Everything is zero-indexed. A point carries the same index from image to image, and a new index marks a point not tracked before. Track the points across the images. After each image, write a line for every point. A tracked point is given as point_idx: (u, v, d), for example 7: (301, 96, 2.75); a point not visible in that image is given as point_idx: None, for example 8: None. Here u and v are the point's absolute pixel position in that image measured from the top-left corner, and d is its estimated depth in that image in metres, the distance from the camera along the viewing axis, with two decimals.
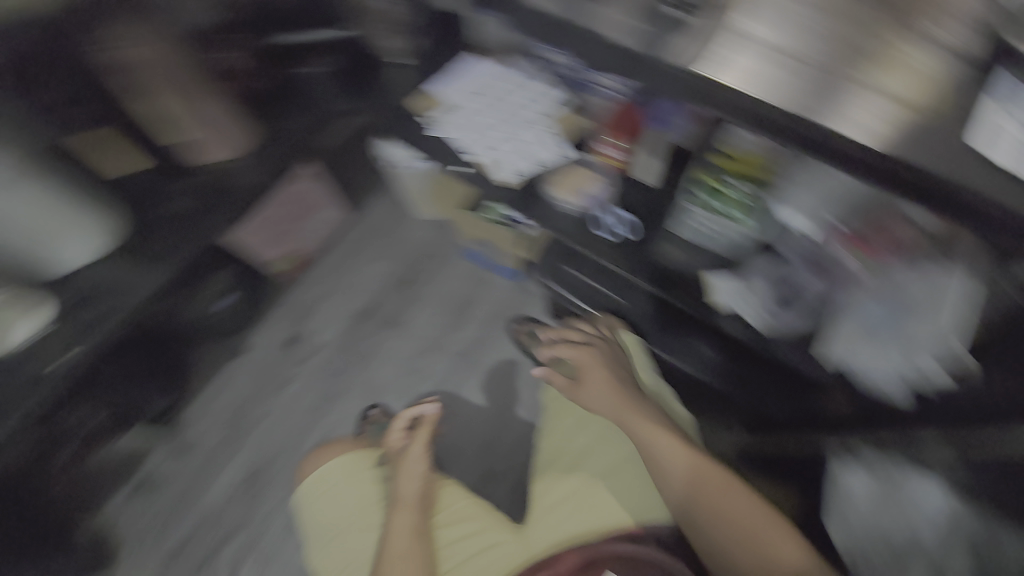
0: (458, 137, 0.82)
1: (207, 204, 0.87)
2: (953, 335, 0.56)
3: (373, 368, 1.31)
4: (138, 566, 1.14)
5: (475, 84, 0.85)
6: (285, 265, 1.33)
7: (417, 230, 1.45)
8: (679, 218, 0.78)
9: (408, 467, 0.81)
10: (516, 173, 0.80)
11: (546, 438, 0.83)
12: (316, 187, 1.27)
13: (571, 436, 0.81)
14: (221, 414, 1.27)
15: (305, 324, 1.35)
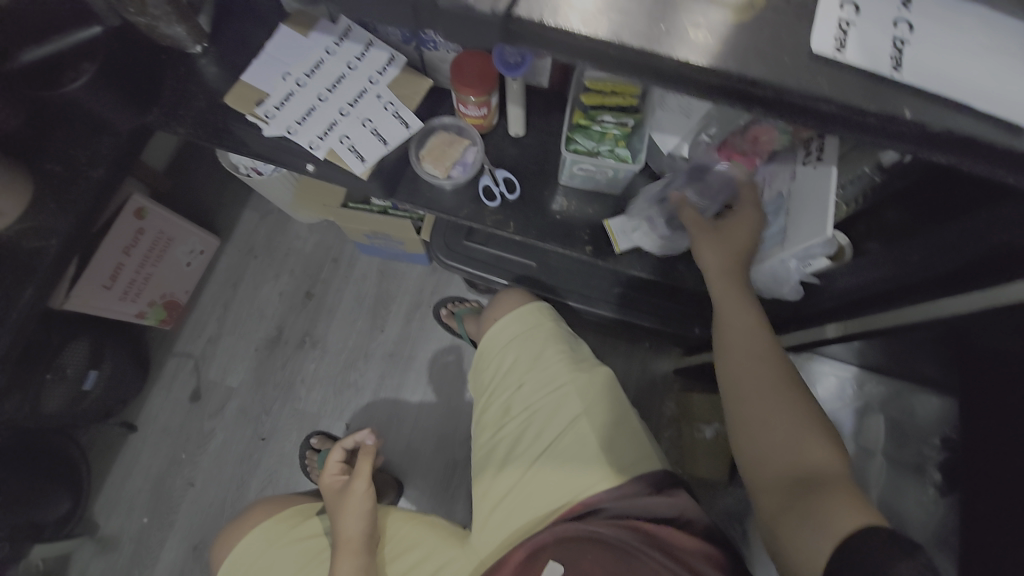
0: (297, 130, 0.66)
1: None
2: (825, 223, 0.55)
3: (299, 396, 1.20)
4: None
5: (286, 61, 0.67)
6: (160, 314, 1.16)
7: (305, 236, 1.30)
8: (564, 170, 0.73)
9: (352, 498, 0.74)
10: (361, 161, 0.67)
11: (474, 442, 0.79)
12: (161, 219, 1.09)
13: (497, 431, 0.77)
14: (139, 495, 1.12)
15: (207, 371, 1.20)
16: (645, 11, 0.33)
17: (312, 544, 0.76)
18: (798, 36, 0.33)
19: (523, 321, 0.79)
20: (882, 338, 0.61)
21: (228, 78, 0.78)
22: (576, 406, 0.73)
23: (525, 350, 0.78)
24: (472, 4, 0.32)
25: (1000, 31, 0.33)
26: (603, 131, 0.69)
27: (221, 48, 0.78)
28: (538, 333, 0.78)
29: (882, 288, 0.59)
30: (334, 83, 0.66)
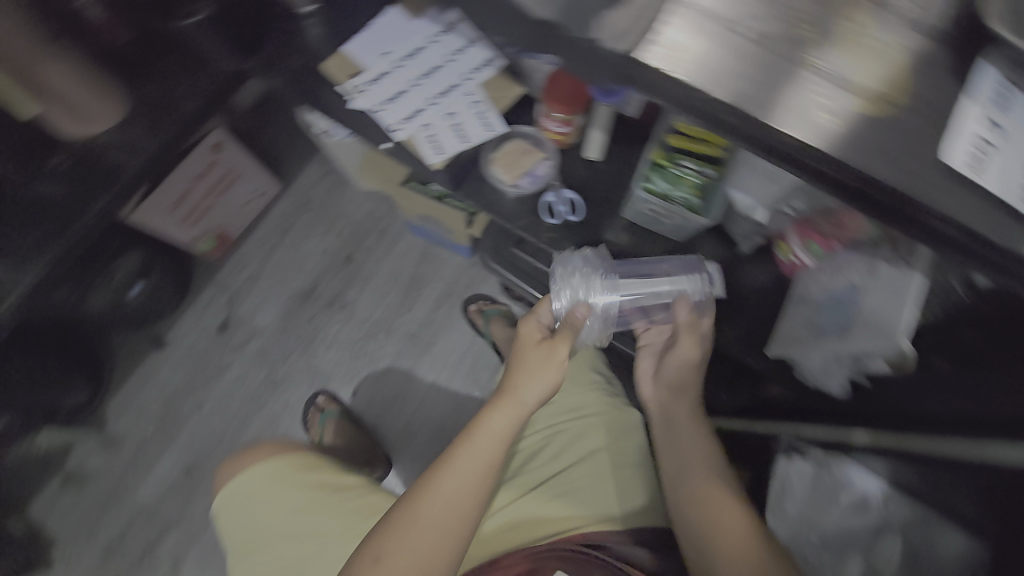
0: (383, 108, 0.67)
1: (88, 182, 0.74)
2: (899, 335, 0.52)
3: (316, 353, 1.23)
4: (72, 566, 1.08)
5: (388, 40, 0.68)
6: (211, 243, 1.21)
7: (359, 202, 1.33)
8: (630, 204, 0.71)
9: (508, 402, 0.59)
10: (436, 151, 0.67)
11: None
12: (234, 155, 1.12)
13: (517, 442, 0.80)
14: (150, 406, 1.18)
15: (239, 306, 1.25)
16: (772, 83, 0.32)
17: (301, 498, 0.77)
18: (929, 144, 0.31)
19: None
20: (930, 466, 0.56)
21: (328, 41, 0.81)
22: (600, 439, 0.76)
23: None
24: (599, 41, 0.32)
25: None
26: (681, 176, 0.67)
27: (329, 11, 0.80)
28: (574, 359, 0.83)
29: (943, 413, 0.55)
30: (429, 71, 0.67)
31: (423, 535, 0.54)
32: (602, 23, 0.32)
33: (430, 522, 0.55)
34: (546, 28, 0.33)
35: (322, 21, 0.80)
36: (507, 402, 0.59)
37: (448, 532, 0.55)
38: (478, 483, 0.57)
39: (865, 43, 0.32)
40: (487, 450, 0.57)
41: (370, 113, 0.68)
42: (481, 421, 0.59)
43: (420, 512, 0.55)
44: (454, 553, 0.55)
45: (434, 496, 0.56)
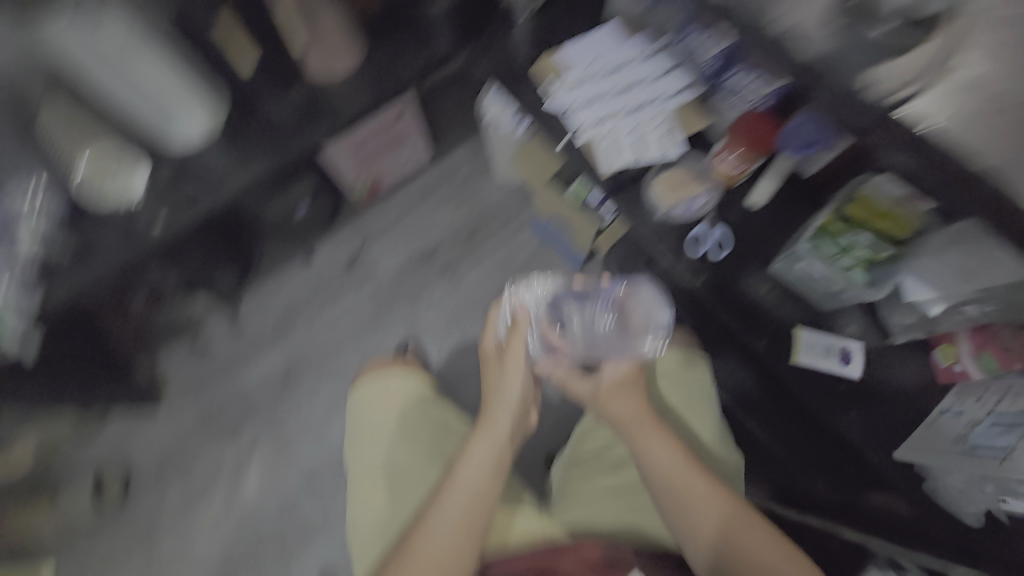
0: (578, 109, 0.73)
1: (313, 111, 0.88)
2: None
3: (418, 310, 1.33)
4: (178, 417, 1.27)
5: (600, 50, 0.74)
6: (365, 188, 1.36)
7: (494, 189, 1.42)
8: (785, 259, 0.70)
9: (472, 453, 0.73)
10: (614, 158, 0.72)
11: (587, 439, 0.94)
12: (411, 120, 1.26)
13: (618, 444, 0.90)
14: (274, 309, 1.34)
15: (368, 249, 1.39)
16: None
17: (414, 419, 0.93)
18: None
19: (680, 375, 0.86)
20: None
21: (535, 41, 0.89)
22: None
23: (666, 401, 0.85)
24: None
25: None
26: (850, 247, 0.64)
27: (544, 17, 0.89)
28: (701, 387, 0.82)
29: None
30: (628, 86, 0.72)
31: (436, 559, 0.67)
32: None
33: (439, 543, 0.68)
34: None
35: (535, 23, 0.89)
36: (485, 431, 0.75)
37: (459, 549, 0.68)
38: (474, 510, 0.70)
39: None
40: (480, 474, 0.72)
41: (562, 109, 0.75)
42: (466, 453, 0.74)
43: (428, 533, 0.69)
44: (468, 562, 0.69)
45: (426, 533, 0.69)
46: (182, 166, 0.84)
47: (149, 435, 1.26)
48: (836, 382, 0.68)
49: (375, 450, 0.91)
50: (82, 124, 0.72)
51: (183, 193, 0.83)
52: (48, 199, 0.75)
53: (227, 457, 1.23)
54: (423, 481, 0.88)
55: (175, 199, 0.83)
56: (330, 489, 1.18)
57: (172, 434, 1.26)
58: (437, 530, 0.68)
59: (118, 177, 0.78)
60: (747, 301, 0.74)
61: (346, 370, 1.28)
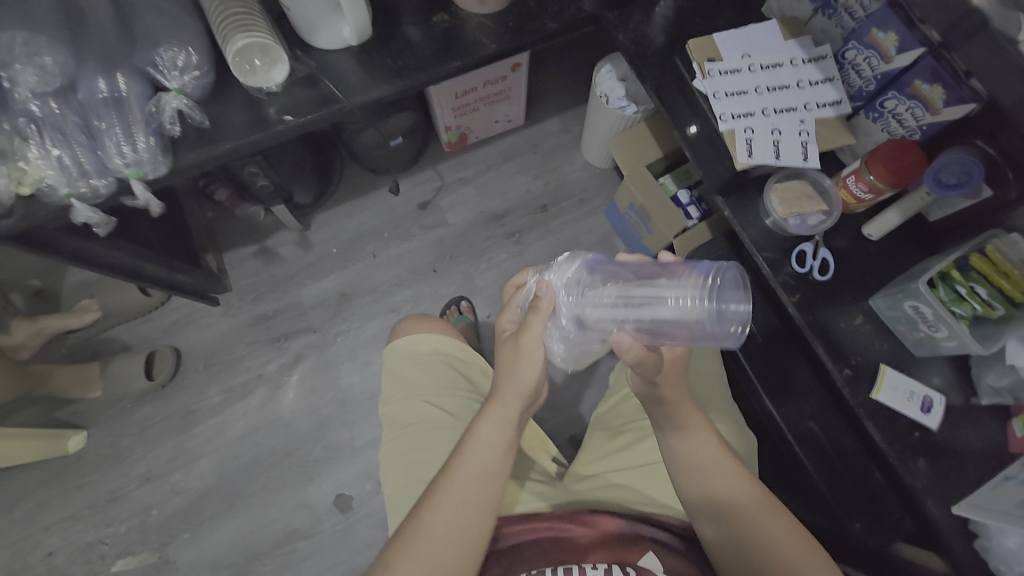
0: (721, 97, 0.72)
1: (448, 46, 0.90)
2: None
3: (477, 266, 1.36)
4: (232, 313, 1.32)
5: (754, 47, 0.74)
6: (453, 137, 1.38)
7: (576, 168, 1.42)
8: (891, 295, 0.69)
9: (476, 437, 0.66)
10: (748, 153, 0.70)
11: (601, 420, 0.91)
12: (519, 79, 1.27)
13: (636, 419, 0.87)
14: (342, 233, 1.38)
15: (442, 197, 1.41)
16: None
17: (449, 378, 0.93)
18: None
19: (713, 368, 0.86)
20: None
21: (679, 24, 0.88)
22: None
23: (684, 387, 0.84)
24: None
25: None
26: (965, 297, 0.64)
27: (694, 2, 0.88)
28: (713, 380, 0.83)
29: None
30: (777, 87, 0.72)
31: (439, 534, 0.60)
32: None
33: (450, 525, 0.61)
34: None
35: (683, 7, 0.88)
36: (494, 406, 0.67)
37: (471, 530, 0.61)
38: (479, 490, 0.63)
39: None
40: (486, 452, 0.65)
41: (705, 96, 0.73)
42: (472, 431, 0.67)
43: (436, 506, 0.62)
44: (480, 543, 0.61)
45: (429, 515, 0.61)
46: (317, 68, 0.86)
47: (202, 323, 1.31)
48: (912, 428, 0.68)
49: (408, 406, 0.90)
50: (245, 11, 0.78)
51: (314, 93, 0.86)
52: (194, 70, 0.79)
53: (272, 361, 1.28)
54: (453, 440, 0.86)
55: (304, 97, 0.85)
56: (361, 413, 1.23)
57: (224, 327, 1.31)
58: (442, 503, 0.62)
59: (261, 64, 0.81)
60: (838, 331, 0.72)
61: (397, 308, 1.32)
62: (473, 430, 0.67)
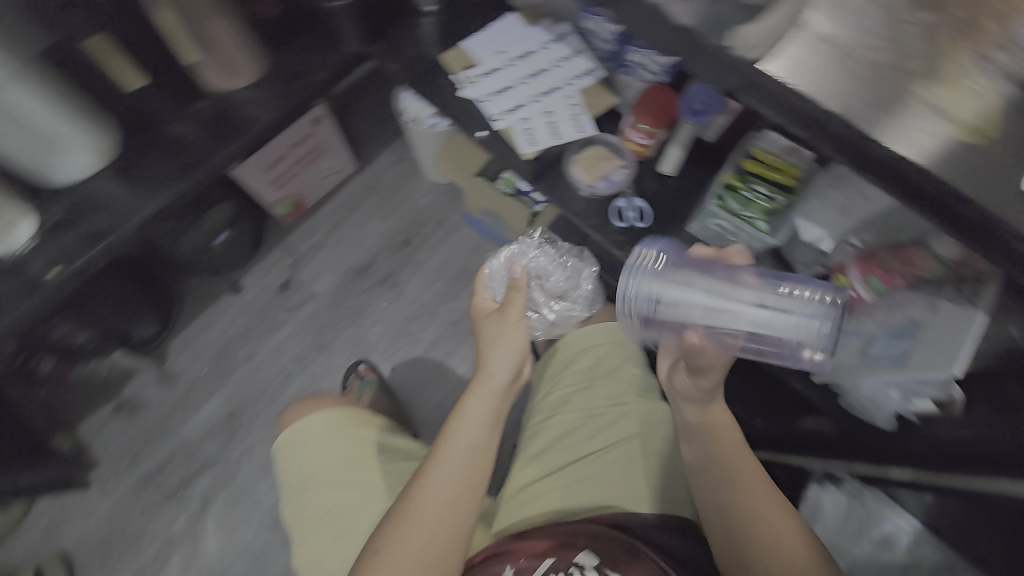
0: (489, 99, 0.74)
1: (218, 130, 0.83)
2: (956, 362, 0.54)
3: (363, 325, 1.30)
4: (111, 488, 1.15)
5: (504, 43, 0.76)
6: (287, 208, 1.30)
7: (423, 192, 1.41)
8: (699, 219, 0.77)
9: (461, 415, 0.64)
10: (529, 143, 0.73)
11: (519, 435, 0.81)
12: (327, 131, 1.23)
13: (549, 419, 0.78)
14: (207, 350, 1.26)
15: (301, 270, 1.34)
16: (881, 104, 0.36)
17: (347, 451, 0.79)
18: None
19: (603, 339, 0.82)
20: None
21: (444, 36, 0.90)
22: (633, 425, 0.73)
23: (589, 370, 0.79)
24: (731, 48, 0.37)
25: None
26: (751, 199, 0.72)
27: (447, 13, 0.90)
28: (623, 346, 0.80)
29: (995, 453, 0.56)
30: (536, 72, 0.74)
31: (437, 513, 0.59)
32: (738, 34, 0.37)
33: (440, 503, 0.60)
34: (688, 34, 0.38)
35: (440, 20, 0.90)
36: (479, 383, 0.65)
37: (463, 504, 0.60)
38: (473, 462, 0.62)
39: (966, 85, 0.37)
40: (474, 431, 0.63)
41: (476, 102, 0.76)
42: (459, 409, 0.64)
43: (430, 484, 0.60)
44: (467, 520, 0.61)
45: (416, 508, 0.59)
46: (75, 202, 0.77)
47: (79, 514, 1.13)
48: None
49: (309, 505, 0.77)
50: None
51: (78, 233, 0.75)
52: None
53: (178, 518, 1.13)
54: (371, 515, 0.75)
55: (69, 241, 0.75)
56: None
57: (108, 507, 1.14)
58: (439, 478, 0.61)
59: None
60: None
61: (295, 401, 1.23)
62: (460, 410, 0.64)
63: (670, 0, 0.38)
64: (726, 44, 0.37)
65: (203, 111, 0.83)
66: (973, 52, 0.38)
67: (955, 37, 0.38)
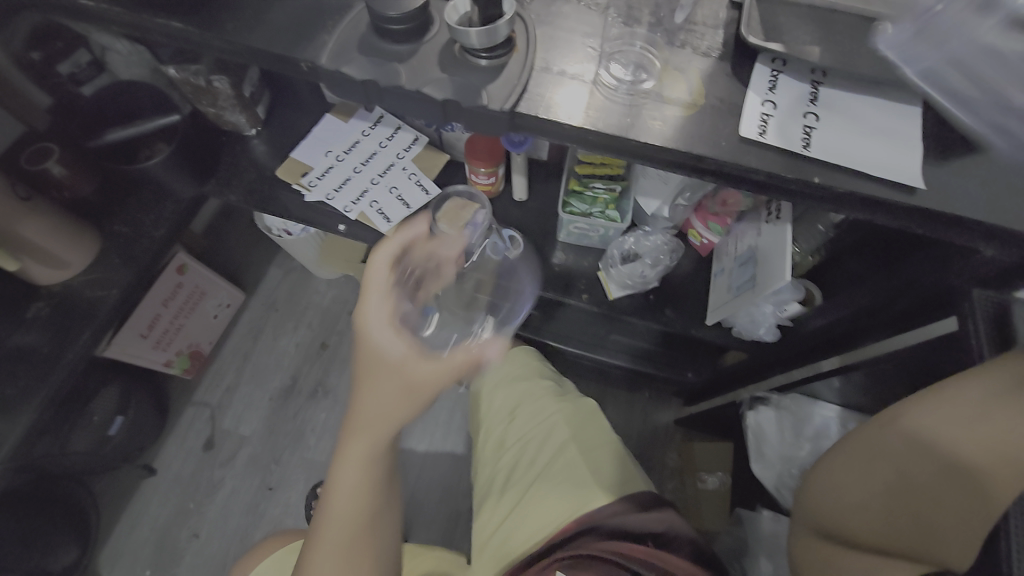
0: (333, 197, 0.77)
1: (66, 321, 0.78)
2: (784, 270, 0.62)
3: (308, 446, 1.23)
4: None
5: (328, 142, 0.80)
6: (185, 362, 1.22)
7: (323, 291, 1.39)
8: (562, 228, 0.83)
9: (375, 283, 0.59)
10: (386, 221, 0.78)
11: (477, 481, 0.84)
12: (198, 274, 1.18)
13: (496, 463, 0.82)
14: (142, 550, 1.14)
15: (221, 420, 1.25)
16: (612, 110, 0.45)
17: None
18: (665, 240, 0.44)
19: (513, 369, 0.89)
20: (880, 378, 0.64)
21: (277, 150, 0.92)
22: (565, 433, 0.79)
23: (513, 398, 0.85)
24: (487, 106, 0.44)
25: (877, 126, 0.44)
26: (595, 196, 0.79)
27: (273, 129, 0.92)
28: (530, 369, 0.89)
29: (853, 326, 0.66)
30: (367, 158, 0.79)
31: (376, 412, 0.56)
32: (486, 93, 0.44)
33: (347, 495, 0.60)
34: (448, 105, 0.44)
35: (268, 137, 0.92)
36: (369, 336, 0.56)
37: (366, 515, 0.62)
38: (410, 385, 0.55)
39: (674, 71, 0.47)
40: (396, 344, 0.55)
41: (324, 202, 0.79)
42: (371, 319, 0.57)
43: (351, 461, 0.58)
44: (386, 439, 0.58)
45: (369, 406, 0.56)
46: None
47: None
48: (647, 293, 0.82)
49: None
50: None
51: None
52: None
53: None
54: None
55: None
56: None
57: None
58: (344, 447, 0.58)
59: None
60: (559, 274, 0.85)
61: None
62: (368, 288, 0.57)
63: (421, 83, 0.44)
64: (481, 103, 0.44)
65: (41, 311, 0.78)
66: (669, 46, 0.48)
67: (651, 38, 0.48)
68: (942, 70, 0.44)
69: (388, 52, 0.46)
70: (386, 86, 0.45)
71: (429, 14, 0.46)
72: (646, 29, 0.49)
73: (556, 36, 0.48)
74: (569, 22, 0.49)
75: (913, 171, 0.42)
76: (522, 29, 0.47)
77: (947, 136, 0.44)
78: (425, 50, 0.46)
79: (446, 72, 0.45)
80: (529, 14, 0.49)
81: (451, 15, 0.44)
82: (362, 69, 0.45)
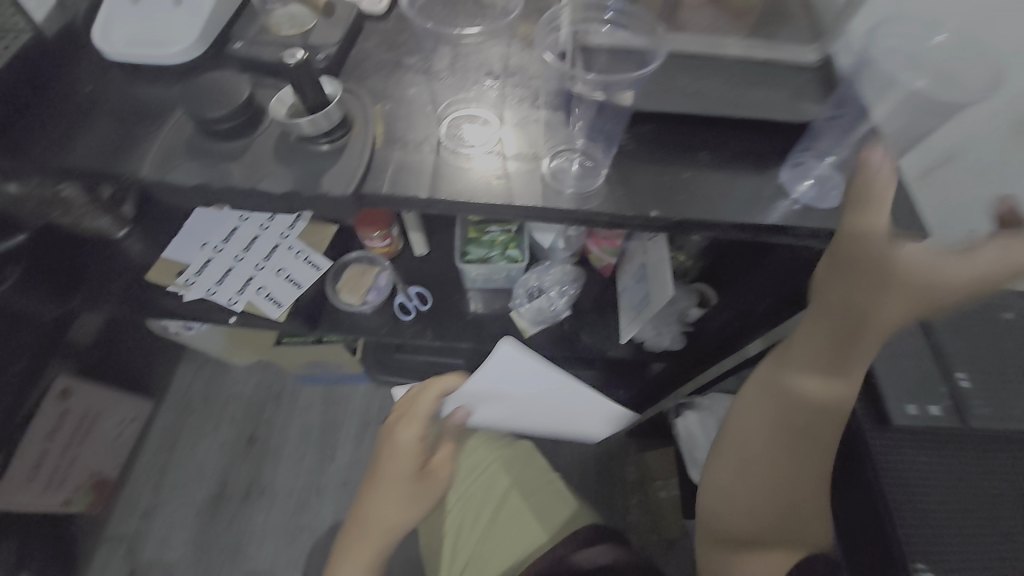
0: (215, 291, 0.73)
1: None
2: (668, 284, 0.65)
3: (248, 555, 1.12)
4: None
5: (202, 233, 0.75)
6: (87, 496, 1.08)
7: (243, 378, 1.29)
8: (466, 277, 0.83)
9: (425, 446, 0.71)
10: (277, 305, 0.75)
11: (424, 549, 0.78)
12: (87, 394, 1.05)
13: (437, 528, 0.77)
14: None
15: (142, 552, 1.11)
16: (459, 174, 0.46)
17: None
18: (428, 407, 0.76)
19: None
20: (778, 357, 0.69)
21: (153, 248, 0.86)
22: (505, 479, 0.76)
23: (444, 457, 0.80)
24: (329, 191, 0.43)
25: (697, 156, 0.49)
26: (492, 239, 0.80)
27: (145, 226, 0.86)
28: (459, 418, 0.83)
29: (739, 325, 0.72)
30: (248, 244, 0.75)
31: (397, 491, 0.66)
32: (327, 178, 0.44)
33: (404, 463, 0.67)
34: (291, 195, 0.43)
35: (141, 235, 0.86)
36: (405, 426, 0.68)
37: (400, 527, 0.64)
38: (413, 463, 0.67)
39: (513, 127, 0.49)
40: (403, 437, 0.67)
41: (206, 298, 0.74)
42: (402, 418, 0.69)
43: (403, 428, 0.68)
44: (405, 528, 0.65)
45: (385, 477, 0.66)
46: None
47: None
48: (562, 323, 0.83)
49: None
50: None
51: None
52: None
53: None
54: None
55: None
56: None
57: None
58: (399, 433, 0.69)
59: None
60: (472, 321, 0.84)
61: None
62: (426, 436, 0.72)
63: (258, 179, 0.43)
64: (323, 189, 0.43)
65: None
66: (505, 103, 0.50)
67: (489, 97, 0.50)
68: (740, 95, 0.50)
69: (219, 151, 0.44)
70: (221, 187, 0.43)
71: (256, 106, 0.45)
72: (482, 89, 0.51)
73: (395, 108, 0.49)
74: (406, 93, 0.50)
75: (729, 194, 0.47)
76: (358, 106, 0.47)
77: (761, 149, 0.50)
78: (259, 142, 0.45)
79: (284, 164, 0.44)
80: (366, 91, 0.50)
81: (278, 108, 0.44)
82: (193, 174, 0.43)
